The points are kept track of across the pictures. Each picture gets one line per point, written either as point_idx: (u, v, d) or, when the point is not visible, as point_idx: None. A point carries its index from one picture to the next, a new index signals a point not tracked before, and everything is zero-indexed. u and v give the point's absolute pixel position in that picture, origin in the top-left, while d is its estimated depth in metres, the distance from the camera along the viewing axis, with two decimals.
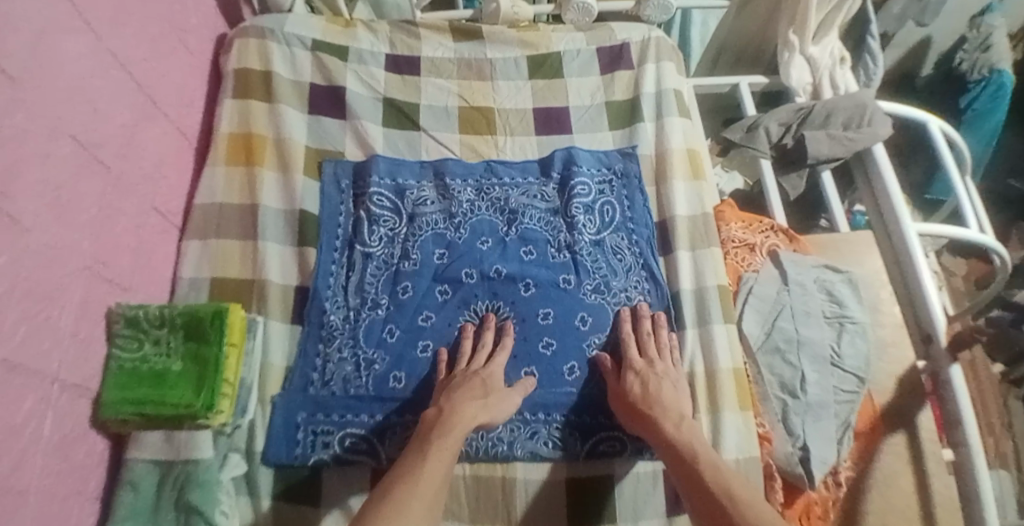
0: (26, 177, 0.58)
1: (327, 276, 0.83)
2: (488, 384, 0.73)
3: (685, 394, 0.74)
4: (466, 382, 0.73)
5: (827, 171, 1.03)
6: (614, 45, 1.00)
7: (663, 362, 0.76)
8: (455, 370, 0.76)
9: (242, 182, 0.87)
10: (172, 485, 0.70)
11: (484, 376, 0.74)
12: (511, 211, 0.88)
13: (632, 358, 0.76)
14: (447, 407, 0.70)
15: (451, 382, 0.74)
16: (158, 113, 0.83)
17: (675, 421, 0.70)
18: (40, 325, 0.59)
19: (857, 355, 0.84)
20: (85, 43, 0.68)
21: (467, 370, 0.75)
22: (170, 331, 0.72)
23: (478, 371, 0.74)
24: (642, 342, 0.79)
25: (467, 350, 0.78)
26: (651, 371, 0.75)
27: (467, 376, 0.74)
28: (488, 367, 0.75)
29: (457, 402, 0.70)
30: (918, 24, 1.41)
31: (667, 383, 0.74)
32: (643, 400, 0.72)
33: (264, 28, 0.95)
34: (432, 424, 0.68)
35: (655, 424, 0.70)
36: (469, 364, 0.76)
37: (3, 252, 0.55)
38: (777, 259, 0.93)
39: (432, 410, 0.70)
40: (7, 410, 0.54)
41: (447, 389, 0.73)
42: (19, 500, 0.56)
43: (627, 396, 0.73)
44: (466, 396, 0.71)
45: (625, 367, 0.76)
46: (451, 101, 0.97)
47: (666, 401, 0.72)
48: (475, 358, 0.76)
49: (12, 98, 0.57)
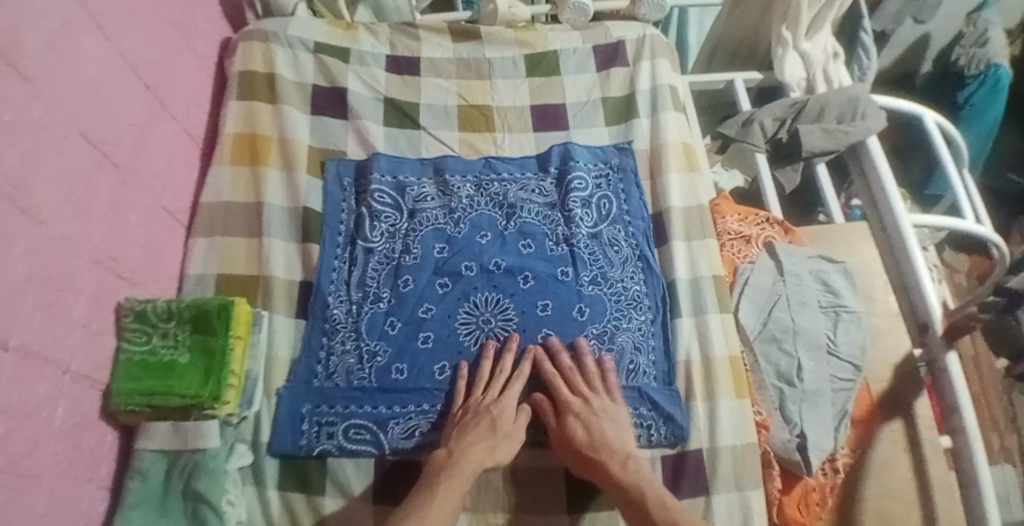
0: (41, 172, 0.61)
1: (330, 271, 0.85)
2: (496, 424, 0.73)
3: (627, 431, 0.74)
4: (476, 420, 0.73)
5: (821, 165, 1.04)
6: (609, 43, 1.02)
7: (599, 398, 0.76)
8: (469, 399, 0.76)
9: (247, 180, 0.90)
10: (180, 473, 0.71)
11: (494, 414, 0.74)
12: (509, 206, 0.90)
13: (566, 399, 0.75)
14: (457, 449, 0.71)
15: (464, 420, 0.74)
16: (165, 114, 0.86)
17: (620, 461, 0.70)
18: (55, 312, 0.62)
19: (853, 342, 0.85)
20: (96, 45, 0.71)
21: (481, 402, 0.75)
22: (178, 324, 0.74)
23: (488, 406, 0.74)
24: (568, 375, 0.77)
25: (484, 377, 0.77)
26: (590, 411, 0.74)
27: (477, 414, 0.74)
28: (498, 402, 0.75)
29: (465, 446, 0.70)
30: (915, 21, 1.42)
31: (608, 421, 0.74)
32: (586, 444, 0.72)
33: (268, 31, 0.97)
34: (438, 468, 0.69)
35: (602, 465, 0.70)
36: (484, 393, 0.76)
37: (20, 242, 0.57)
38: (772, 249, 0.94)
39: (439, 453, 0.71)
40: (22, 394, 0.56)
41: (457, 429, 0.73)
42: (32, 483, 0.58)
43: (571, 441, 0.73)
44: (475, 440, 0.71)
45: (563, 410, 0.75)
46: (450, 99, 0.99)
47: (611, 440, 0.72)
48: (491, 387, 0.76)
49: (29, 95, 0.60)
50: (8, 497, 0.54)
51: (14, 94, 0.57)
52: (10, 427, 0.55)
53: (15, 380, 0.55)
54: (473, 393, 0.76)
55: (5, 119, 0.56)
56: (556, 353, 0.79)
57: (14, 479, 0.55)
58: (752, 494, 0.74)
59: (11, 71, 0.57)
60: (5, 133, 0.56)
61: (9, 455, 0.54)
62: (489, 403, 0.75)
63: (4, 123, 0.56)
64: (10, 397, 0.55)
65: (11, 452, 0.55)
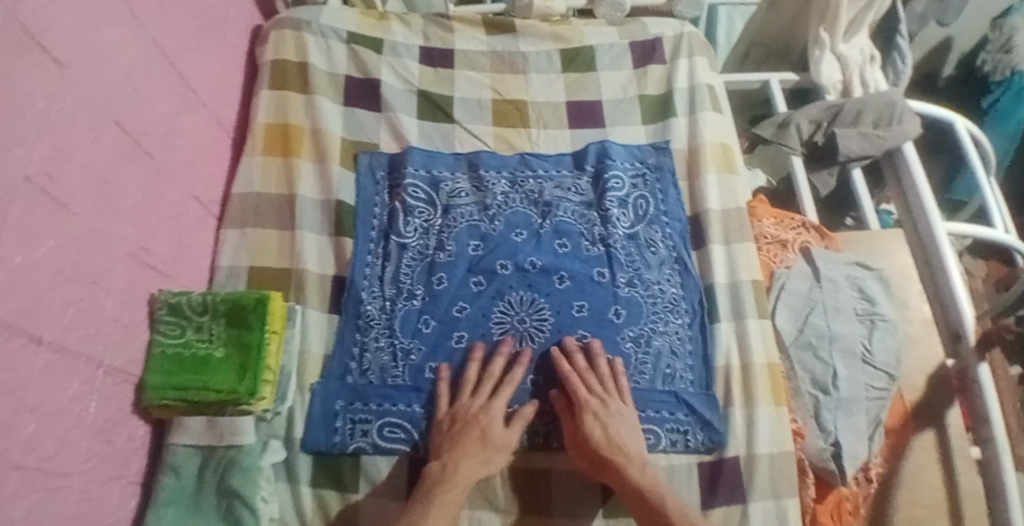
0: (74, 163, 0.60)
1: (363, 267, 0.84)
2: (488, 436, 0.71)
3: (638, 433, 0.73)
4: (465, 431, 0.71)
5: (858, 170, 1.03)
6: (647, 39, 1.00)
7: (613, 399, 0.74)
8: (456, 404, 0.75)
9: (279, 172, 0.88)
10: (214, 468, 0.70)
11: (484, 424, 0.72)
12: (545, 203, 0.88)
13: (583, 398, 0.73)
14: (451, 463, 0.69)
15: (452, 429, 0.72)
16: (197, 102, 0.84)
17: (638, 465, 0.70)
18: (87, 308, 0.61)
19: (887, 351, 0.84)
20: (131, 34, 0.70)
21: (471, 410, 0.73)
22: (212, 317, 0.73)
23: (478, 415, 0.73)
24: (586, 375, 0.75)
25: (471, 379, 0.76)
26: (607, 412, 0.72)
27: (467, 422, 0.72)
28: (488, 410, 0.73)
29: (460, 457, 0.69)
30: (938, 25, 1.42)
31: (624, 425, 0.72)
32: (605, 446, 0.70)
33: (300, 20, 0.95)
34: (432, 481, 0.68)
35: (620, 470, 0.69)
36: (471, 398, 0.75)
37: (52, 236, 0.56)
38: (809, 255, 0.93)
39: (435, 464, 0.69)
40: (52, 392, 0.56)
41: (448, 439, 0.72)
42: (62, 481, 0.57)
43: (587, 442, 0.71)
44: (466, 453, 0.70)
45: (579, 409, 0.73)
46: (484, 94, 0.97)
47: (627, 445, 0.71)
48: (478, 391, 0.75)
49: (61, 83, 0.58)
50: (38, 496, 0.54)
51: (45, 82, 0.56)
52: (40, 425, 0.54)
53: (45, 377, 0.55)
54: (460, 398, 0.75)
55: (37, 109, 0.55)
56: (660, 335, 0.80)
57: (43, 477, 0.55)
58: (788, 500, 0.74)
59: (45, 59, 0.56)
60: (37, 123, 0.55)
61: (38, 453, 0.54)
62: (482, 409, 0.73)
63: (37, 112, 0.55)
64: (40, 397, 0.54)
65: (42, 450, 0.54)
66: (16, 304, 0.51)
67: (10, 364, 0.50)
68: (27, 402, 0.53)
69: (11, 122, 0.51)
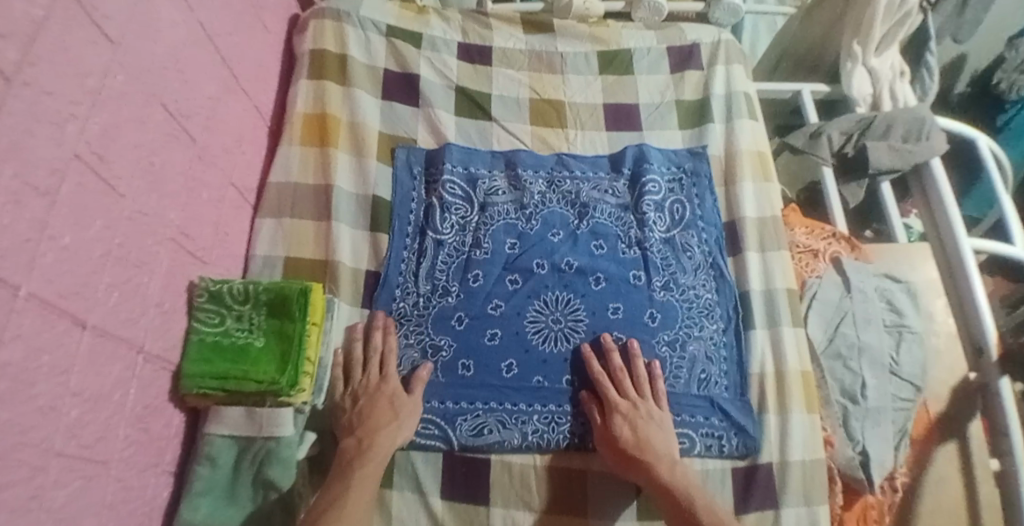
0: (124, 142, 0.59)
1: (398, 262, 0.84)
2: (396, 402, 0.73)
3: (672, 434, 0.73)
4: (372, 402, 0.73)
5: (887, 183, 1.04)
6: (684, 45, 1.02)
7: (646, 402, 0.74)
8: (352, 382, 0.76)
9: (316, 162, 0.88)
10: (251, 459, 0.70)
11: (389, 393, 0.74)
12: (582, 205, 0.88)
13: (614, 399, 0.73)
14: (365, 437, 0.70)
15: (357, 405, 0.73)
16: (238, 88, 0.83)
17: (667, 464, 0.70)
18: (130, 291, 0.60)
19: (915, 363, 0.85)
20: (178, 14, 0.69)
21: (370, 385, 0.75)
22: (253, 307, 0.72)
23: (379, 388, 0.74)
24: (616, 377, 0.75)
25: (360, 359, 0.77)
26: (638, 413, 0.73)
27: (372, 397, 0.73)
28: (386, 379, 0.75)
29: (373, 429, 0.71)
30: (953, 40, 1.43)
31: (654, 425, 0.73)
32: (633, 445, 0.70)
33: (340, 11, 0.96)
34: (350, 457, 0.69)
35: (650, 468, 0.69)
36: (365, 374, 0.76)
37: (100, 218, 0.55)
38: (840, 265, 0.94)
39: (350, 441, 0.70)
40: (95, 377, 0.55)
41: (356, 415, 0.72)
42: (100, 469, 0.56)
43: (616, 441, 0.71)
44: (377, 424, 0.71)
45: (609, 409, 0.73)
46: (522, 92, 0.98)
47: (657, 444, 0.71)
48: (369, 367, 0.76)
49: (113, 61, 0.57)
50: (77, 485, 0.53)
51: (97, 58, 0.55)
52: (83, 411, 0.54)
53: (88, 362, 0.54)
54: (354, 376, 0.76)
55: (89, 85, 0.54)
56: (697, 340, 0.81)
57: (82, 465, 0.54)
58: (819, 507, 0.74)
59: (97, 36, 0.55)
60: (89, 100, 0.54)
61: (78, 440, 0.53)
62: (380, 382, 0.75)
63: (89, 88, 0.54)
64: (83, 382, 0.54)
65: (82, 437, 0.53)
66: (62, 286, 0.50)
67: (54, 347, 0.50)
68: (71, 386, 0.52)
69: (62, 98, 0.50)
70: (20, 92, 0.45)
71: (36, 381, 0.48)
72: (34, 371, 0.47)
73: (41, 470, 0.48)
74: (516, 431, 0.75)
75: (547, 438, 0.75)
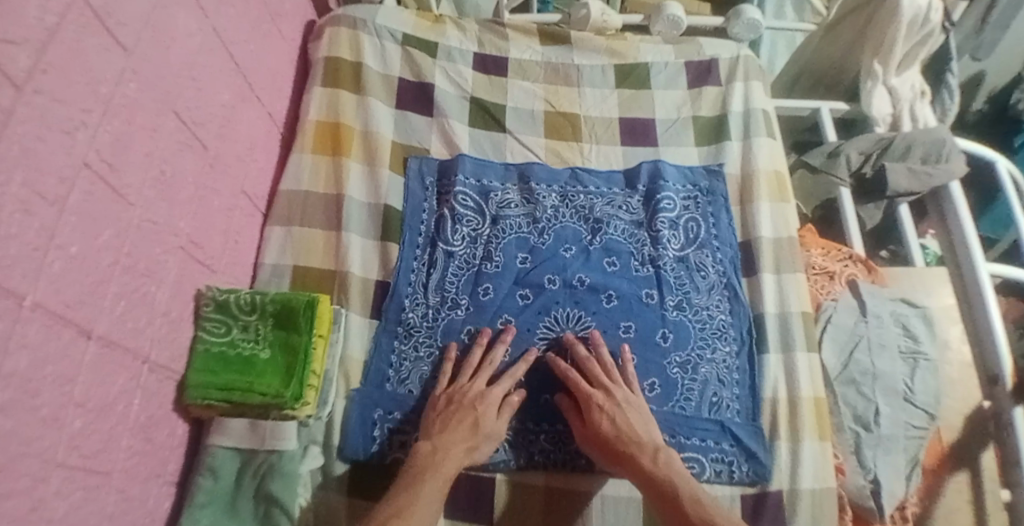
0: (136, 150, 0.58)
1: (408, 273, 0.83)
2: (480, 424, 0.69)
3: (653, 420, 0.72)
4: (460, 416, 0.69)
5: (904, 205, 1.03)
6: (703, 60, 1.01)
7: (620, 388, 0.72)
8: (453, 386, 0.73)
9: (328, 170, 0.87)
10: (253, 472, 0.69)
11: (480, 411, 0.70)
12: (595, 220, 0.87)
13: (588, 392, 0.71)
14: (441, 447, 0.67)
15: (446, 410, 0.71)
16: (253, 96, 0.83)
17: (650, 453, 0.68)
18: (138, 300, 0.59)
19: (928, 391, 0.84)
20: (195, 21, 0.68)
21: (467, 395, 0.71)
22: (260, 317, 0.71)
23: (474, 400, 0.71)
24: (587, 367, 0.74)
25: (472, 364, 0.75)
26: (613, 403, 0.71)
27: (463, 406, 0.71)
28: (484, 395, 0.71)
29: (452, 445, 0.67)
30: (970, 57, 1.40)
31: (632, 411, 0.71)
32: (617, 440, 0.69)
33: (357, 19, 0.96)
34: (423, 464, 0.65)
35: (632, 458, 0.67)
36: (469, 381, 0.73)
37: (109, 227, 0.55)
38: (856, 288, 0.93)
39: (424, 446, 0.67)
40: (99, 388, 0.54)
41: (437, 424, 0.69)
42: (102, 480, 0.56)
43: (598, 437, 0.69)
44: (455, 438, 0.68)
45: (586, 405, 0.71)
46: (537, 105, 0.97)
47: (636, 432, 0.69)
48: (477, 376, 0.73)
49: (125, 68, 0.56)
50: (78, 496, 0.52)
51: (111, 66, 0.54)
52: (86, 421, 0.53)
53: (93, 372, 0.53)
54: (459, 380, 0.74)
55: (101, 93, 0.53)
56: (708, 363, 0.80)
57: (84, 476, 0.53)
58: None
59: (110, 43, 0.54)
60: (101, 108, 0.53)
61: (80, 451, 0.52)
62: (480, 393, 0.72)
63: (101, 96, 0.53)
64: (87, 392, 0.53)
65: (84, 448, 0.53)
66: (69, 295, 0.50)
67: (59, 358, 0.49)
68: (74, 396, 0.51)
69: (73, 105, 0.49)
70: (31, 100, 0.44)
71: (39, 392, 0.47)
72: (38, 382, 0.46)
73: (42, 482, 0.47)
74: (522, 450, 0.74)
75: (553, 457, 0.75)
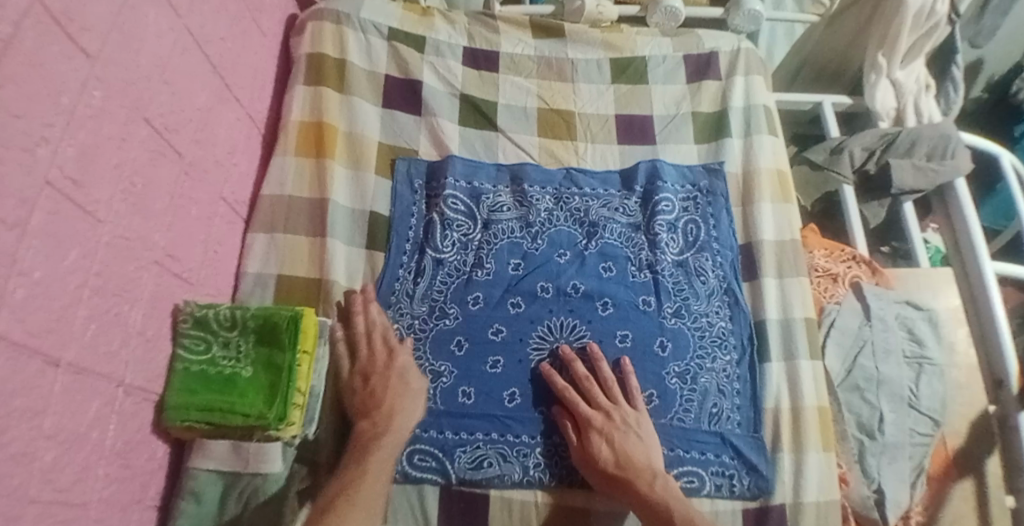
0: (104, 162, 0.54)
1: (394, 281, 0.80)
2: (406, 380, 0.70)
3: (655, 440, 0.69)
4: (385, 381, 0.70)
5: (909, 203, 1.00)
6: (702, 53, 0.98)
7: (620, 408, 0.70)
8: (360, 358, 0.73)
9: (312, 173, 0.83)
10: (237, 497, 0.67)
11: (399, 370, 0.70)
12: (591, 224, 0.84)
13: (586, 414, 0.69)
14: (381, 419, 0.67)
15: (366, 383, 0.70)
16: (230, 97, 0.78)
17: (648, 478, 0.66)
18: (110, 322, 0.56)
19: (934, 396, 0.81)
20: (165, 20, 0.64)
21: (379, 361, 0.71)
22: (241, 334, 0.68)
23: (387, 365, 0.71)
24: (585, 386, 0.72)
25: (364, 333, 0.74)
26: (612, 425, 0.69)
27: (381, 374, 0.70)
28: (394, 356, 0.71)
29: (390, 413, 0.68)
30: (969, 44, 1.37)
31: (631, 434, 0.69)
32: (614, 464, 0.66)
33: (340, 12, 0.92)
34: (368, 438, 0.66)
35: (630, 484, 0.65)
36: (371, 349, 0.73)
37: (76, 246, 0.51)
38: (859, 290, 0.90)
39: (365, 422, 0.67)
40: (72, 417, 0.51)
41: (369, 393, 0.70)
42: (79, 513, 0.52)
43: (597, 463, 0.67)
44: (395, 406, 0.68)
45: (584, 426, 0.69)
46: (530, 101, 0.93)
47: (636, 456, 0.67)
48: (375, 341, 0.73)
49: (90, 76, 0.52)
50: None
51: (74, 74, 0.50)
52: (59, 453, 0.49)
53: (65, 402, 0.50)
54: (361, 350, 0.73)
55: (63, 104, 0.49)
56: (708, 372, 0.77)
57: (59, 511, 0.49)
58: None
59: (73, 50, 0.50)
60: (64, 121, 0.49)
61: (53, 485, 0.48)
62: (388, 358, 0.72)
63: (63, 107, 0.49)
64: (59, 423, 0.49)
65: (58, 481, 0.49)
66: (34, 323, 0.46)
67: (27, 390, 0.45)
68: (45, 429, 0.47)
69: (33, 119, 0.45)
70: None
71: (6, 428, 0.43)
72: (6, 417, 0.43)
73: (16, 521, 0.44)
74: (516, 464, 0.71)
75: (550, 474, 0.71)
